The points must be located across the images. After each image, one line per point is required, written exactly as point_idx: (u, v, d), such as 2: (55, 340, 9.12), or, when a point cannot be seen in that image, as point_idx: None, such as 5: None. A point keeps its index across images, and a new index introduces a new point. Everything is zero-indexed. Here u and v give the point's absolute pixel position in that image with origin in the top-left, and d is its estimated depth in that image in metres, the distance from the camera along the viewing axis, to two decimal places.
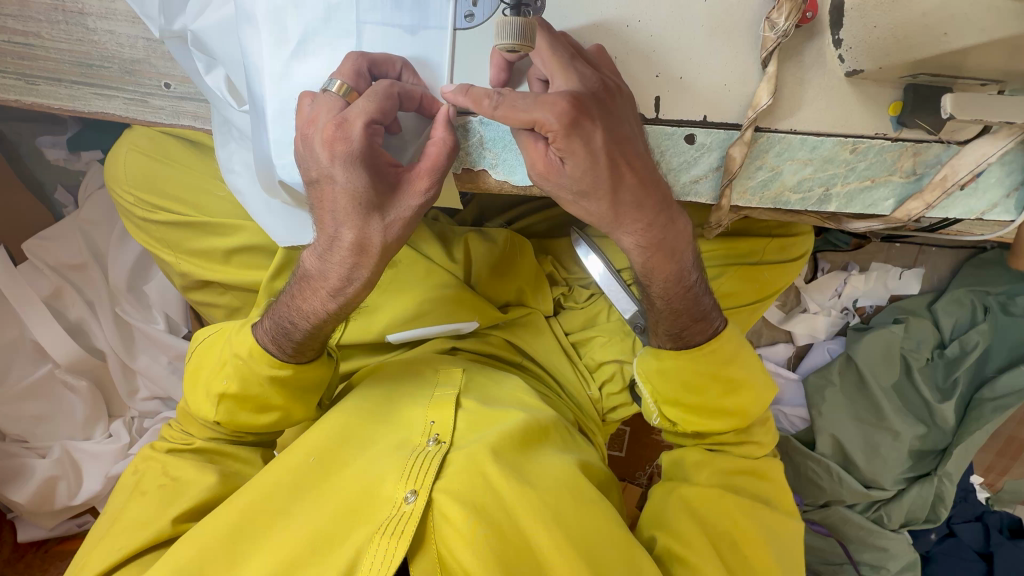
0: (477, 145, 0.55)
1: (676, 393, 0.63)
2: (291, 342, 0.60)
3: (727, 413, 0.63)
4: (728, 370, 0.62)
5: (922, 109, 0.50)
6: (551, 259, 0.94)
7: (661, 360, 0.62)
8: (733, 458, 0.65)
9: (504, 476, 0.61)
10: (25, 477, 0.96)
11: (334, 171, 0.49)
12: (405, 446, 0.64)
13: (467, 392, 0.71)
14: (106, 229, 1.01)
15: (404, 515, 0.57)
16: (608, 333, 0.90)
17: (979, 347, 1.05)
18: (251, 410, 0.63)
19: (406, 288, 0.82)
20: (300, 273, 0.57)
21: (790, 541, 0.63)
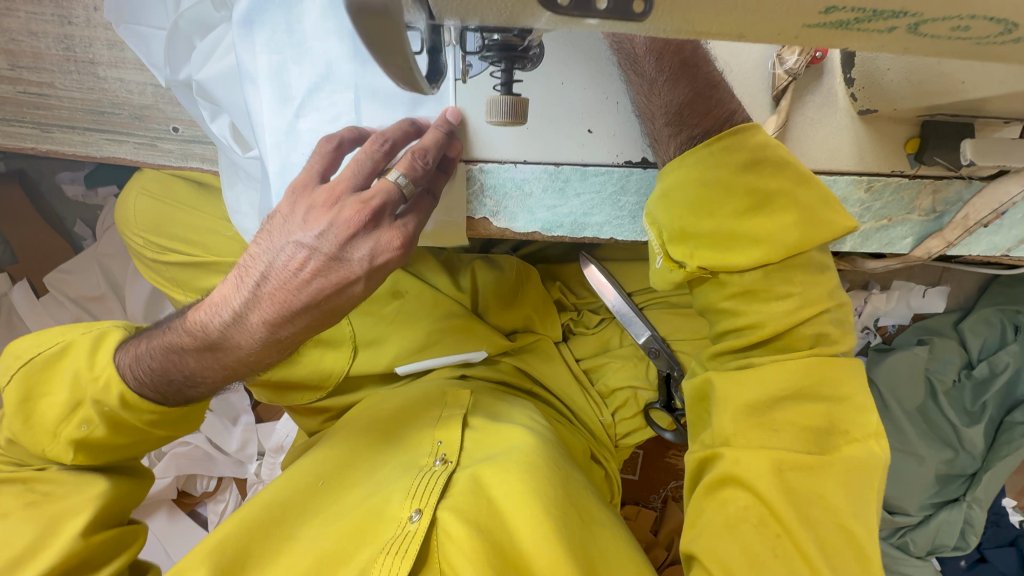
0: (477, 192, 0.55)
1: (682, 218, 0.47)
2: (172, 396, 0.54)
3: (759, 240, 0.46)
4: (752, 179, 0.46)
5: (941, 146, 0.48)
6: (559, 285, 0.93)
7: (666, 177, 0.49)
8: (780, 384, 0.50)
9: (503, 488, 0.59)
10: None
11: (354, 275, 0.46)
12: (413, 466, 0.63)
13: (473, 412, 0.71)
14: (122, 261, 1.02)
15: (407, 535, 0.55)
16: (618, 359, 0.88)
17: (1010, 368, 1.01)
18: (128, 439, 0.58)
19: (412, 320, 0.81)
20: (201, 339, 0.50)
21: (857, 486, 0.48)
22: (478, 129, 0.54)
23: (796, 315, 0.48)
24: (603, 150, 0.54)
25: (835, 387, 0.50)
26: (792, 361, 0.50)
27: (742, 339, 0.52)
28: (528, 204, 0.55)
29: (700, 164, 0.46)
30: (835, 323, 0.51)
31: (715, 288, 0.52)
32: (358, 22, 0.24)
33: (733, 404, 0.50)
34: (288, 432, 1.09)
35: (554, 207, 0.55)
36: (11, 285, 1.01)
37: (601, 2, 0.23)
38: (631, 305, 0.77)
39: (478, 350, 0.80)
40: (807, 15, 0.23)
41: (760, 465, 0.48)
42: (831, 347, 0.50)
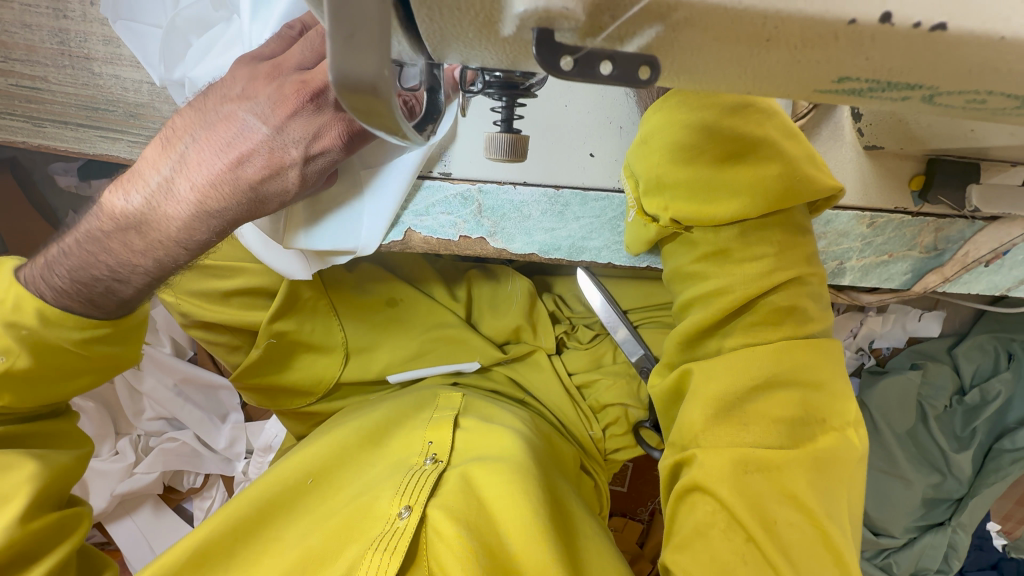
0: (475, 213, 0.54)
1: (660, 166, 0.45)
2: (102, 299, 0.49)
3: (738, 192, 0.42)
4: (734, 124, 0.42)
5: (946, 185, 0.47)
6: (554, 297, 0.92)
7: (648, 121, 0.47)
8: (763, 375, 0.43)
9: (492, 488, 0.54)
10: None
11: (290, 160, 0.47)
12: (402, 466, 0.58)
13: (465, 413, 0.67)
14: None
15: (394, 534, 0.50)
16: (610, 376, 0.85)
17: (1001, 396, 1.01)
18: (55, 376, 0.51)
19: (406, 327, 0.81)
20: (122, 217, 0.47)
21: (826, 485, 0.42)
22: (477, 156, 0.54)
23: (773, 278, 0.43)
24: (605, 175, 0.53)
25: (808, 372, 0.44)
26: (757, 349, 0.44)
27: (705, 313, 0.46)
28: (525, 225, 0.54)
29: (679, 106, 0.45)
30: (814, 299, 0.46)
31: (684, 248, 0.48)
32: (344, 101, 0.21)
33: (703, 398, 0.44)
34: (278, 433, 1.07)
35: (553, 230, 0.54)
36: None
37: (605, 67, 0.22)
38: (626, 322, 0.77)
39: (472, 361, 0.81)
40: (820, 82, 0.23)
41: (716, 467, 0.42)
42: (805, 326, 0.45)
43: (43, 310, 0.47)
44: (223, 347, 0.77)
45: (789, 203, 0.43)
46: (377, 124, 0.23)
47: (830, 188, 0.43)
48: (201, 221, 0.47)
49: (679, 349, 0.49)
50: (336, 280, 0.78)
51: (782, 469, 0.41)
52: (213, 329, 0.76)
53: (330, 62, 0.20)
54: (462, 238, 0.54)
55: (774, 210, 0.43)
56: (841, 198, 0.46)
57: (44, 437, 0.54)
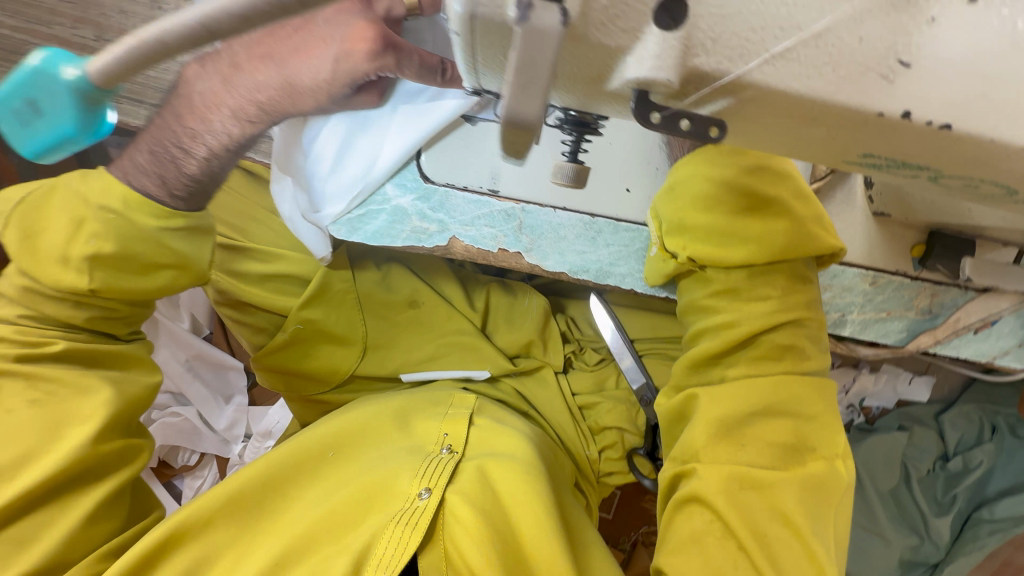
0: (515, 229, 0.57)
1: (683, 210, 0.49)
2: (172, 179, 0.52)
3: (748, 241, 0.47)
4: (751, 182, 0.47)
5: (945, 256, 0.52)
6: (565, 318, 0.95)
7: (677, 171, 0.51)
8: (755, 403, 0.47)
9: (505, 480, 0.57)
10: None
11: (326, 45, 0.49)
12: (418, 451, 0.62)
13: (479, 413, 0.70)
14: None
15: (415, 511, 0.53)
16: (611, 400, 0.88)
17: (982, 466, 1.05)
18: (137, 272, 0.54)
19: (425, 330, 0.86)
20: (187, 95, 0.51)
21: (815, 506, 0.45)
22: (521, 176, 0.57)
23: (776, 318, 0.48)
24: (639, 211, 0.57)
25: (802, 405, 0.47)
26: (759, 379, 0.48)
27: (714, 342, 0.49)
28: (559, 246, 0.57)
29: (706, 160, 0.49)
30: (812, 340, 0.50)
31: (698, 284, 0.52)
32: (503, 130, 0.25)
33: (705, 418, 0.48)
34: (280, 419, 1.09)
35: (584, 253, 0.57)
36: None
37: (684, 124, 0.28)
38: (633, 349, 0.81)
39: (482, 369, 0.85)
40: (848, 154, 0.29)
41: (712, 479, 0.45)
42: (804, 363, 0.49)
43: (127, 195, 0.51)
44: (249, 327, 0.80)
45: (792, 255, 0.47)
46: (517, 150, 0.27)
47: (831, 246, 0.47)
48: (248, 96, 0.50)
49: (688, 370, 0.53)
50: (366, 277, 0.82)
51: (773, 487, 0.45)
52: (242, 309, 0.79)
53: (506, 104, 0.24)
54: (501, 251, 0.57)
55: (779, 259, 0.47)
56: (844, 255, 0.50)
57: (110, 359, 0.57)
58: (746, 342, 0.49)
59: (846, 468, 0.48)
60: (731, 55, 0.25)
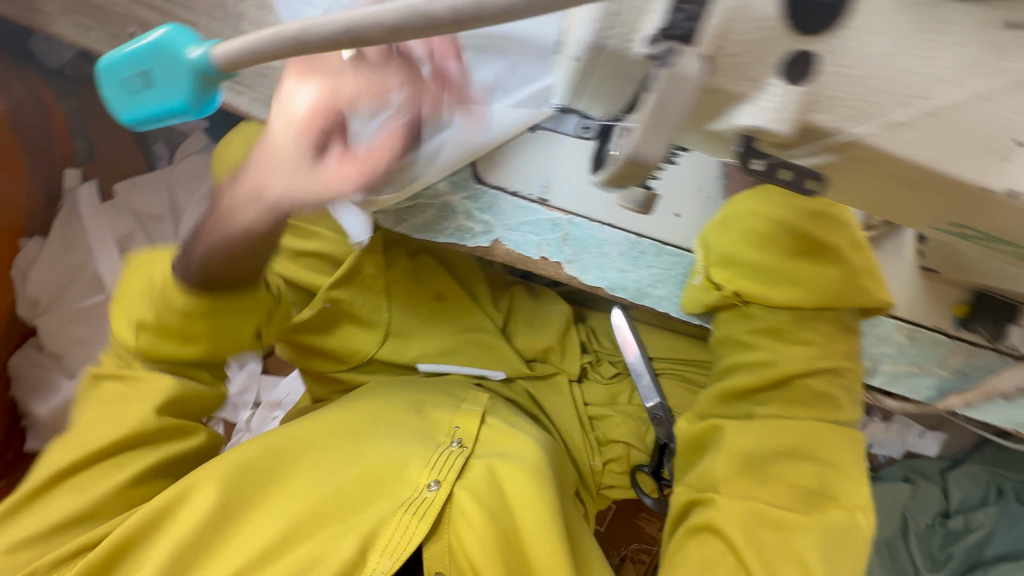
0: (560, 239, 0.57)
1: (735, 245, 0.49)
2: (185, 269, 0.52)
3: (799, 283, 0.47)
4: (809, 227, 0.47)
5: (986, 318, 0.52)
6: (586, 328, 0.94)
7: (733, 205, 0.50)
8: (781, 443, 0.48)
9: (511, 480, 0.58)
10: (47, 393, 1.00)
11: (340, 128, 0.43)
12: (428, 440, 0.63)
13: (491, 411, 0.69)
14: (190, 188, 1.08)
15: (421, 502, 0.55)
16: (621, 415, 0.88)
17: (982, 529, 1.03)
18: (174, 341, 0.57)
19: (448, 324, 0.86)
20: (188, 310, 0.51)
21: (835, 553, 0.44)
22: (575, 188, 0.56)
23: (814, 364, 0.48)
24: (685, 237, 0.57)
25: (829, 451, 0.48)
26: (788, 421, 0.48)
27: (749, 379, 0.50)
28: (600, 262, 0.57)
29: (766, 197, 0.49)
30: (846, 390, 0.50)
31: (739, 319, 0.52)
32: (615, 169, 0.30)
33: (729, 451, 0.48)
34: (290, 392, 1.10)
35: (623, 271, 0.57)
36: (81, 182, 1.02)
37: (758, 163, 0.32)
38: (650, 368, 0.81)
39: (498, 369, 0.86)
40: (943, 220, 0.33)
41: (730, 510, 0.46)
42: (835, 412, 0.49)
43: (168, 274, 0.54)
44: None
45: (840, 304, 0.47)
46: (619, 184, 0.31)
47: (882, 301, 0.47)
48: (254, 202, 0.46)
49: (714, 401, 0.53)
50: (397, 264, 0.83)
51: (792, 528, 0.45)
52: None
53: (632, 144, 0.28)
54: (542, 259, 0.57)
55: (825, 307, 0.48)
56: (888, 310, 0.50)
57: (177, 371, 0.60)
58: (777, 383, 0.49)
59: (870, 522, 0.47)
60: (848, 116, 0.28)
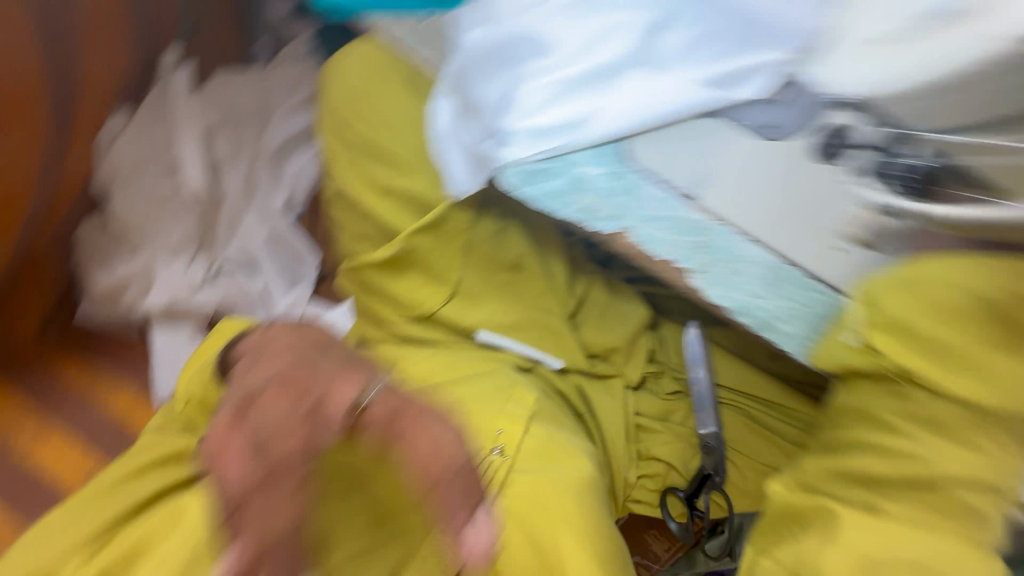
0: (693, 246, 0.57)
1: (912, 313, 0.53)
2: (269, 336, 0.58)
3: (991, 377, 0.50)
4: (1005, 318, 0.50)
5: None
6: (656, 336, 0.88)
7: (915, 271, 0.54)
8: (884, 544, 0.52)
9: (526, 498, 0.67)
10: (109, 267, 1.02)
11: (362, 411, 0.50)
12: (473, 446, 0.68)
13: (535, 420, 0.72)
14: (284, 95, 1.08)
15: (497, 509, 0.66)
16: (668, 434, 0.85)
17: None
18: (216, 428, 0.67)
19: (518, 299, 0.82)
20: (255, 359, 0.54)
21: None
22: (724, 186, 0.58)
23: (971, 476, 0.51)
24: (827, 265, 0.56)
25: (951, 566, 0.50)
26: (901, 521, 0.52)
27: (875, 459, 0.54)
28: (727, 276, 0.57)
29: (954, 270, 0.52)
30: (997, 509, 0.50)
31: (889, 396, 0.55)
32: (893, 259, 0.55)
33: (847, 546, 0.52)
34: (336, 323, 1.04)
35: (754, 293, 0.57)
36: (178, 61, 1.00)
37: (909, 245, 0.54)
38: (713, 395, 0.79)
39: (557, 358, 0.82)
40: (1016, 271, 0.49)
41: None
42: (976, 532, 0.51)
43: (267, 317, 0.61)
44: (355, 233, 0.78)
45: (999, 419, 0.51)
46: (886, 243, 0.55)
47: None
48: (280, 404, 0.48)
49: (826, 455, 0.58)
50: (483, 224, 0.78)
51: None
52: (355, 214, 0.76)
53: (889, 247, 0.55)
54: (669, 261, 0.57)
55: (1001, 414, 0.51)
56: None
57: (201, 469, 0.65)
58: (922, 483, 0.53)
59: None
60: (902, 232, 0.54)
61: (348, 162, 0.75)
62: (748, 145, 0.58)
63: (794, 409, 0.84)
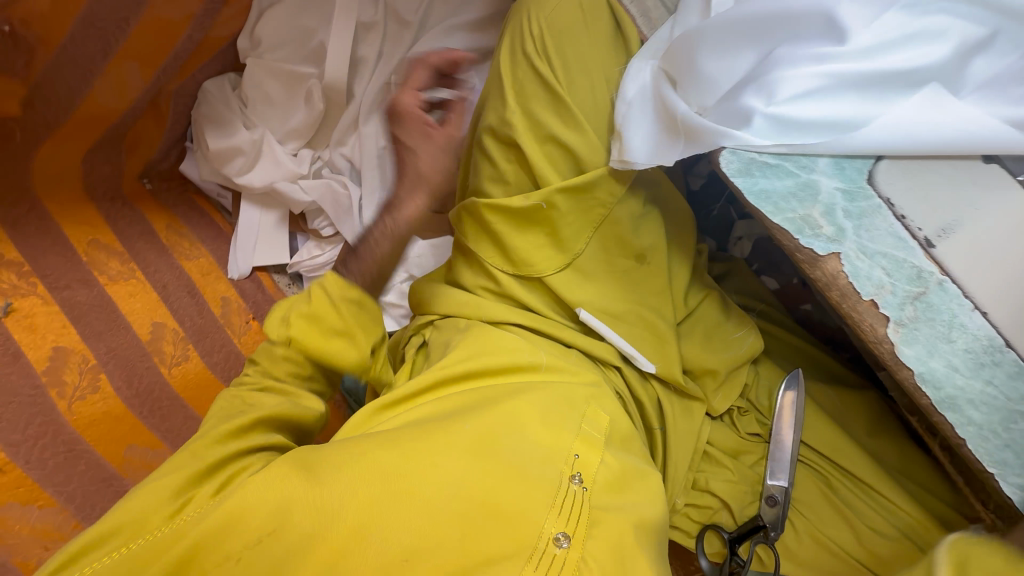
0: (907, 296, 0.45)
1: None
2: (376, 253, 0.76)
3: None
4: None
5: None
6: (751, 371, 0.83)
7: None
8: None
9: (610, 543, 0.52)
10: (225, 130, 1.01)
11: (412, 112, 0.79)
12: (550, 466, 0.56)
13: (609, 445, 0.63)
14: (448, 11, 1.01)
15: (552, 558, 0.49)
16: (735, 474, 0.78)
17: None
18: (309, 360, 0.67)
19: (633, 289, 0.77)
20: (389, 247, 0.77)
21: None
22: (980, 249, 0.44)
23: None
24: None
25: None
26: None
27: None
28: (936, 343, 0.44)
29: None
30: None
31: None
32: None
33: None
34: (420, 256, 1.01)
35: (953, 370, 0.44)
36: None
37: None
38: (795, 454, 0.73)
39: (651, 363, 0.76)
40: None
41: None
42: None
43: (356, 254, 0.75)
44: (496, 173, 0.73)
45: None
46: None
47: None
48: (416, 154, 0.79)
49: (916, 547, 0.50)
50: (627, 204, 0.72)
51: None
52: (506, 152, 0.72)
53: None
54: (868, 303, 0.45)
55: None
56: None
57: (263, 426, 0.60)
58: None
59: None
60: None
61: (518, 96, 0.71)
62: (1019, 205, 0.44)
63: (895, 504, 0.73)
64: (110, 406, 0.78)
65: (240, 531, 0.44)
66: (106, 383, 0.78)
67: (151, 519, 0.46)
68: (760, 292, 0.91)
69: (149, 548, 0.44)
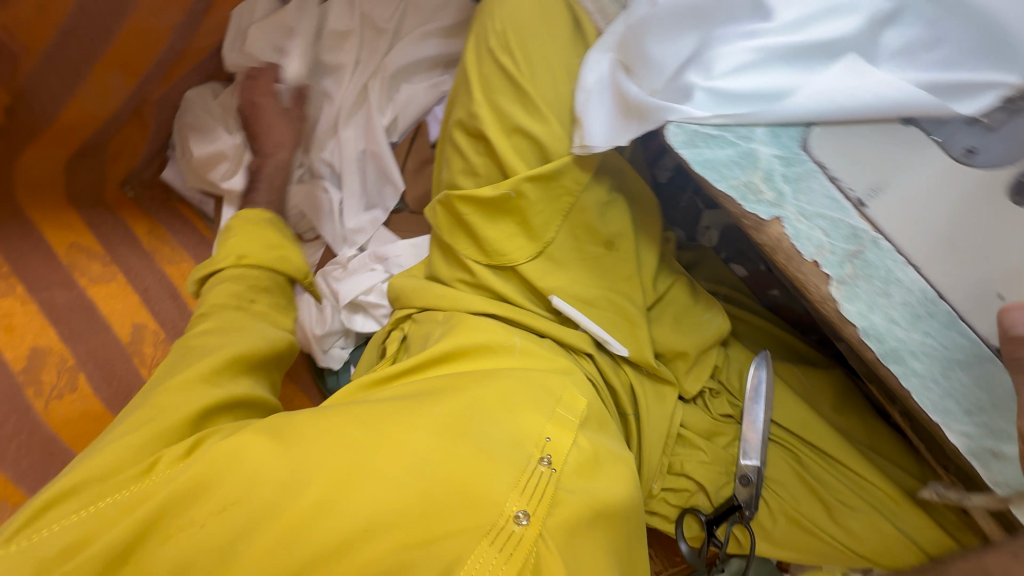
0: (846, 255, 0.47)
1: None
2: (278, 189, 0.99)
3: None
4: None
5: None
6: (723, 354, 0.85)
7: None
8: None
9: (576, 525, 0.51)
10: (207, 138, 1.05)
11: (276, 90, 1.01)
12: (518, 449, 0.54)
13: (585, 427, 0.61)
14: (422, 17, 1.04)
15: (509, 535, 0.48)
16: (709, 455, 0.80)
17: None
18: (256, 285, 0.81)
19: (603, 275, 0.79)
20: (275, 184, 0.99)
21: None
22: (907, 207, 0.48)
23: None
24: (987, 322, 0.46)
25: None
26: None
27: None
28: (876, 299, 0.47)
29: None
30: None
31: None
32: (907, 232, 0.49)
33: None
34: (400, 256, 1.00)
35: (893, 324, 0.47)
36: None
37: None
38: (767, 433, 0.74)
39: (624, 346, 0.78)
40: None
41: None
42: None
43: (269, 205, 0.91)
44: (467, 165, 0.77)
45: None
46: None
47: None
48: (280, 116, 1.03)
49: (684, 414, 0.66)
50: (594, 192, 0.75)
51: None
52: (476, 145, 0.76)
53: None
54: (812, 263, 0.48)
55: None
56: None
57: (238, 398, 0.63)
58: None
59: None
60: None
61: (486, 92, 0.74)
62: (940, 166, 0.48)
63: (864, 478, 0.74)
64: (89, 405, 0.78)
65: (208, 497, 0.46)
66: (83, 383, 0.79)
67: (119, 479, 0.48)
68: (729, 281, 0.94)
69: (120, 506, 0.46)
